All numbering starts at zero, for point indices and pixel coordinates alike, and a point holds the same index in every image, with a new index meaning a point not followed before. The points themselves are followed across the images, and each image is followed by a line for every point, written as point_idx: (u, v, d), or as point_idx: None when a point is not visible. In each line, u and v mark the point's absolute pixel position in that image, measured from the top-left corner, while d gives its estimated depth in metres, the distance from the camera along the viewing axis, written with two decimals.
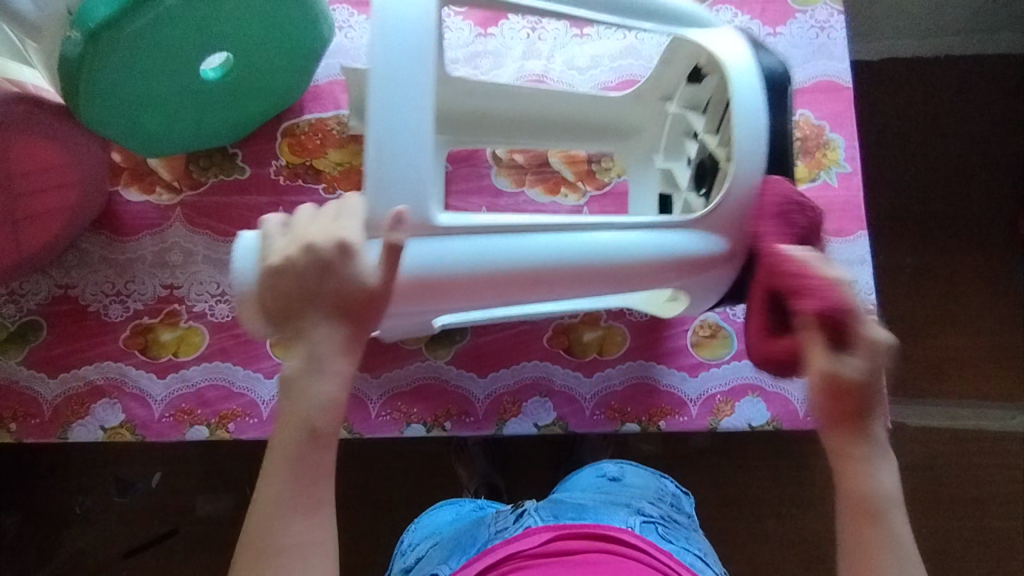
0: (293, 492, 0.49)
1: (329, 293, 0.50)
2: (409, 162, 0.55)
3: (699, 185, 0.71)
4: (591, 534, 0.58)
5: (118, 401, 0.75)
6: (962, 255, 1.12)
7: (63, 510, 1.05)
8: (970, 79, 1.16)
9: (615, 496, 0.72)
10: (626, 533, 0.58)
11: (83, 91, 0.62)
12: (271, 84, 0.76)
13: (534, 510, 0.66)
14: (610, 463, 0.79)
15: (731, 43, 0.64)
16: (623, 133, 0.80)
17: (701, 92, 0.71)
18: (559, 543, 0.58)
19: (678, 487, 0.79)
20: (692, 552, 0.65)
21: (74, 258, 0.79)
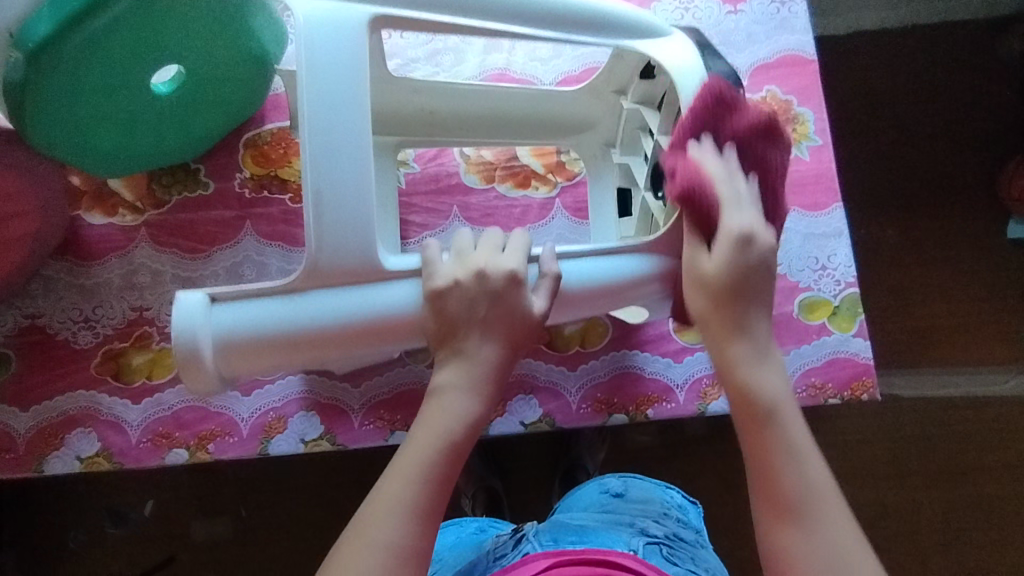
0: (407, 501, 0.48)
1: (357, 328, 0.55)
2: (350, 203, 0.53)
3: (655, 187, 0.69)
4: (593, 561, 0.54)
5: (93, 429, 0.73)
6: (944, 222, 1.12)
7: (54, 546, 1.03)
8: (940, 45, 1.16)
9: (619, 515, 0.70)
10: (627, 557, 0.55)
11: (32, 111, 0.61)
12: (226, 97, 0.75)
13: (533, 536, 0.64)
14: (614, 479, 0.78)
15: (682, 53, 0.61)
16: (578, 128, 0.79)
17: (655, 87, 0.69)
18: (557, 571, 0.54)
19: (683, 498, 0.78)
20: (699, 573, 0.62)
21: (40, 286, 0.77)
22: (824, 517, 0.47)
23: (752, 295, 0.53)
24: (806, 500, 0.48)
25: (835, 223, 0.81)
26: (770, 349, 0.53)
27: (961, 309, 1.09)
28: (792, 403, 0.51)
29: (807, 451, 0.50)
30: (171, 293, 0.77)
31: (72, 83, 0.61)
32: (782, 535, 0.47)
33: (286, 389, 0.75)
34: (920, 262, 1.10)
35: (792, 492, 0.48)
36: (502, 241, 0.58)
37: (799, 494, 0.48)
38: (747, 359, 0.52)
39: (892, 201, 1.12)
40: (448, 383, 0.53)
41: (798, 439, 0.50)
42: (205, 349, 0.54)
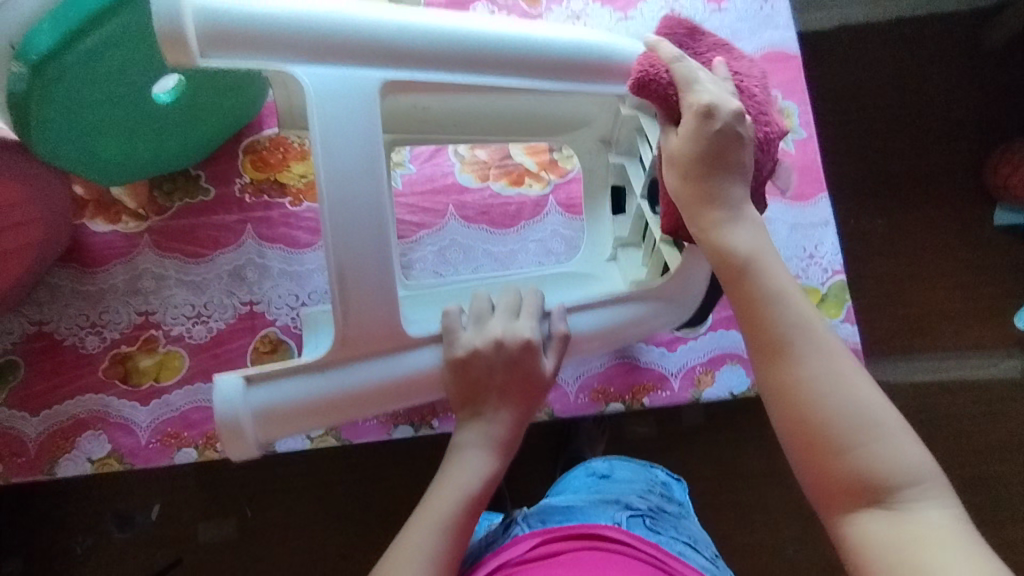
0: (432, 547, 0.54)
1: (386, 390, 0.59)
2: (377, 283, 0.55)
3: (655, 203, 0.70)
4: (579, 535, 0.58)
5: (102, 431, 0.75)
6: (929, 211, 1.14)
7: (64, 551, 1.04)
8: (922, 38, 1.19)
9: (603, 492, 0.72)
10: (610, 529, 0.59)
11: (37, 123, 0.63)
12: (226, 105, 0.77)
13: (522, 519, 0.66)
14: (599, 462, 0.80)
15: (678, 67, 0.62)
16: (573, 125, 0.76)
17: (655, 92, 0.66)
18: (546, 548, 0.57)
19: (666, 476, 0.81)
20: (683, 541, 0.67)
21: (46, 293, 0.79)
22: (814, 351, 0.51)
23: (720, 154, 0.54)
24: (794, 339, 0.51)
25: (822, 213, 0.83)
26: (744, 203, 0.55)
27: (948, 296, 1.11)
28: (769, 254, 0.54)
29: (789, 294, 0.53)
30: (176, 296, 0.79)
31: (76, 97, 0.63)
32: (781, 373, 0.51)
33: None
34: (907, 250, 1.13)
35: (781, 336, 0.52)
36: (514, 304, 0.63)
37: (788, 336, 0.52)
38: (723, 220, 0.55)
39: (878, 192, 1.15)
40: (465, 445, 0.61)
41: (779, 287, 0.53)
42: (247, 424, 0.56)
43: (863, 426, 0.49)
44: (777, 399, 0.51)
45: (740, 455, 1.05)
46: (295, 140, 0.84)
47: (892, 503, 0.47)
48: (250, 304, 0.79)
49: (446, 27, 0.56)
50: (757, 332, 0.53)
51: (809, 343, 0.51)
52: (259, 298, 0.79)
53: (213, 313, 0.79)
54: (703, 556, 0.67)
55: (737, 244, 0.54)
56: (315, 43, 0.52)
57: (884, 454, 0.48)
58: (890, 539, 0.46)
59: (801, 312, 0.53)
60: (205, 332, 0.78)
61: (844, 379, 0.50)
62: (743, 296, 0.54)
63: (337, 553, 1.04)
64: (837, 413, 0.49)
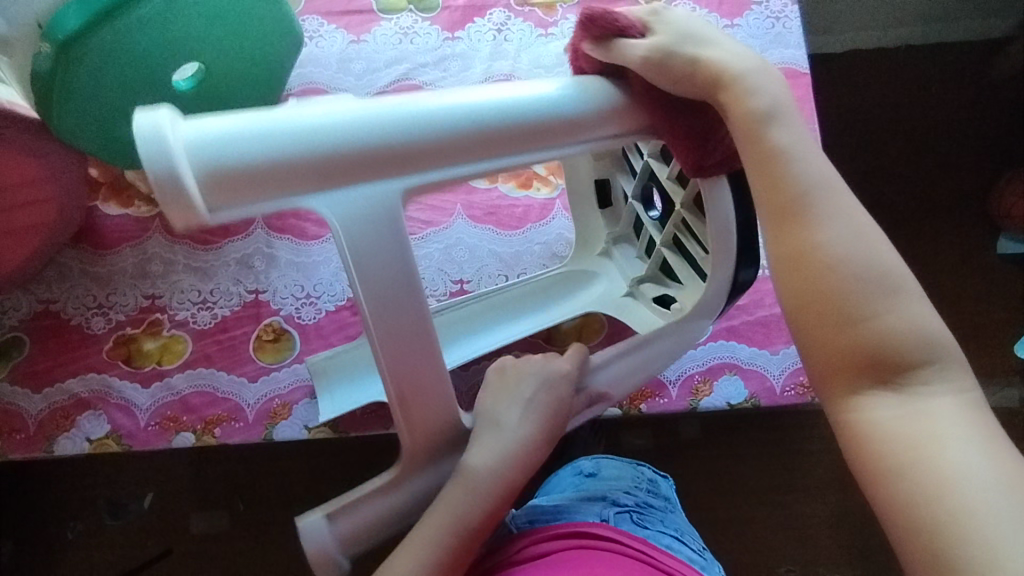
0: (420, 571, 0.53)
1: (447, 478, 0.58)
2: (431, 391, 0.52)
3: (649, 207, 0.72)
4: (564, 533, 0.58)
5: (103, 412, 0.76)
6: (932, 236, 1.15)
7: (54, 535, 1.04)
8: (931, 64, 1.20)
9: (589, 490, 0.73)
10: (596, 525, 0.59)
11: (58, 102, 0.64)
12: (238, 93, 0.78)
13: (510, 521, 0.67)
14: (586, 460, 0.81)
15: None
16: None
17: None
18: (532, 549, 0.58)
19: (654, 472, 0.81)
20: (670, 535, 0.68)
21: (56, 273, 0.80)
22: (830, 212, 0.50)
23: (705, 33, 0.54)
24: (811, 199, 0.50)
25: None
26: (752, 63, 0.53)
27: (950, 321, 1.11)
28: (785, 114, 0.52)
29: (804, 154, 0.51)
30: (183, 282, 0.80)
31: (98, 79, 0.64)
32: (796, 235, 0.50)
33: (292, 376, 0.77)
34: (910, 273, 1.13)
35: (798, 195, 0.50)
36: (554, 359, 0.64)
37: (805, 195, 0.50)
38: (734, 81, 0.52)
39: (883, 214, 1.15)
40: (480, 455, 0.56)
41: (794, 145, 0.51)
42: (334, 549, 0.55)
43: (884, 296, 0.48)
44: (790, 263, 0.50)
45: (735, 470, 1.05)
46: None
47: (905, 378, 0.47)
48: (255, 292, 0.80)
49: (443, 102, 0.47)
50: (771, 190, 0.51)
51: (825, 199, 0.50)
52: (265, 287, 0.80)
53: (219, 299, 0.79)
54: (691, 548, 0.68)
55: (754, 102, 0.51)
56: (325, 154, 0.44)
57: (898, 322, 0.47)
58: (897, 415, 0.46)
59: (814, 167, 0.51)
60: (210, 318, 0.79)
61: (864, 243, 0.49)
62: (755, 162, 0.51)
63: None
64: (857, 278, 0.48)
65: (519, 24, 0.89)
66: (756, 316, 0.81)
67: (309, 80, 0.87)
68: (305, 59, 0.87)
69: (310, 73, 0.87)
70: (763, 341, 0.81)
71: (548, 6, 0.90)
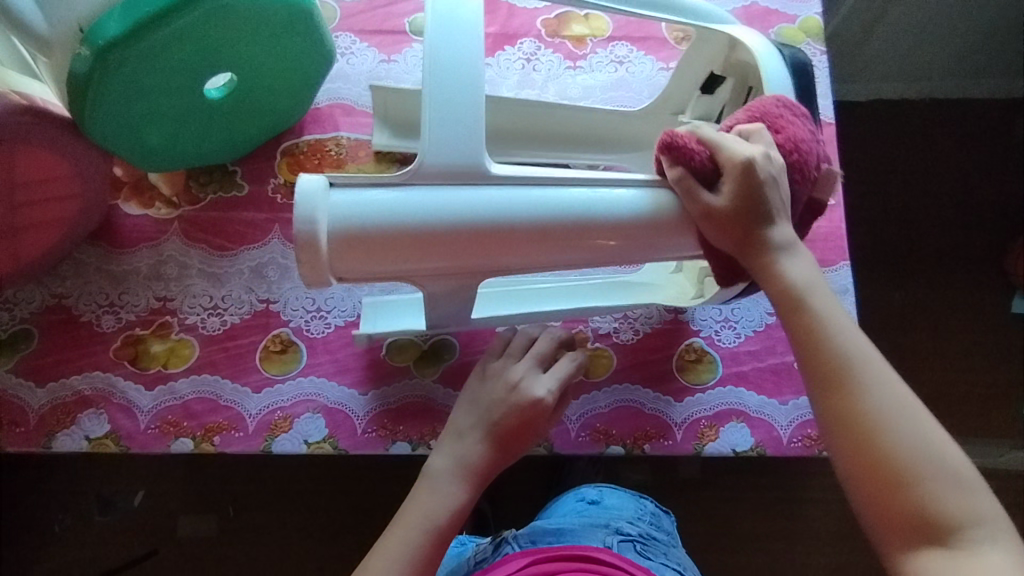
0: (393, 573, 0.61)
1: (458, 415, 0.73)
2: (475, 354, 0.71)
3: None
4: (570, 558, 0.59)
5: (104, 411, 0.75)
6: (948, 291, 1.14)
7: (42, 528, 1.04)
8: (955, 120, 1.20)
9: (590, 518, 0.73)
10: (603, 552, 0.61)
11: (92, 103, 0.65)
12: (273, 105, 0.79)
13: (513, 539, 0.68)
14: (589, 486, 0.78)
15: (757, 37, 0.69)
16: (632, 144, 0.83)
17: (713, 104, 0.77)
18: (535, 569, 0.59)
19: (656, 506, 0.79)
20: (670, 567, 0.68)
21: (70, 268, 0.80)
22: (870, 375, 0.55)
23: (768, 194, 0.56)
24: (852, 362, 0.55)
25: (841, 281, 0.83)
26: (795, 240, 0.59)
27: (960, 380, 1.10)
28: (825, 291, 0.58)
29: (845, 323, 0.57)
30: (196, 286, 0.80)
31: (132, 85, 0.65)
32: (838, 394, 0.55)
33: (296, 390, 0.77)
34: (922, 328, 1.12)
35: (839, 359, 0.56)
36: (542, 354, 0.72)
37: (846, 359, 0.55)
38: (780, 254, 0.58)
39: (897, 265, 1.15)
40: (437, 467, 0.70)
41: (835, 313, 0.57)
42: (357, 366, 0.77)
43: (929, 463, 0.53)
44: (841, 426, 0.54)
45: (733, 516, 1.03)
46: (332, 149, 0.86)
47: (951, 537, 0.51)
48: (267, 302, 0.80)
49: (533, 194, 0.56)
50: (818, 361, 0.56)
51: (869, 372, 0.55)
52: (276, 298, 0.80)
53: (230, 307, 0.79)
54: None
55: (796, 279, 0.57)
56: (417, 227, 0.54)
57: (943, 492, 0.52)
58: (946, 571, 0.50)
59: (865, 347, 0.56)
60: (219, 325, 0.79)
61: (903, 405, 0.54)
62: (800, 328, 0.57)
63: (313, 565, 1.03)
64: (894, 434, 0.53)
65: (549, 55, 0.90)
66: (767, 363, 0.81)
67: (337, 95, 0.88)
68: (335, 74, 0.89)
69: (339, 88, 0.88)
70: (772, 390, 0.79)
71: (578, 39, 0.91)
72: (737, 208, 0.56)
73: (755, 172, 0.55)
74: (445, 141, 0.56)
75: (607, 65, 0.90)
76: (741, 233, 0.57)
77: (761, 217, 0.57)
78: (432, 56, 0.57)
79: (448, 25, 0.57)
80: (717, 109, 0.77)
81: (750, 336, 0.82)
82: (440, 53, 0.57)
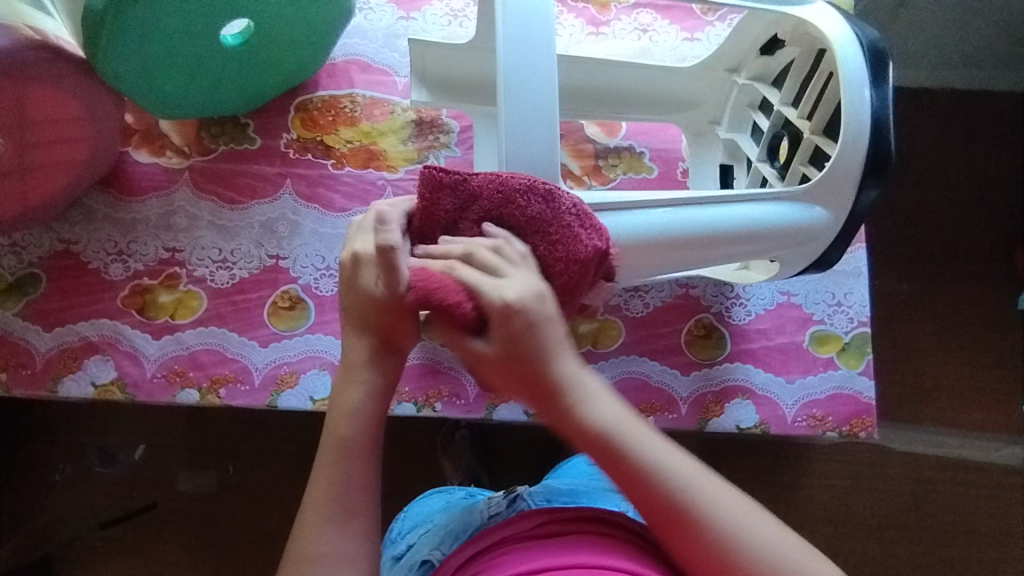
0: (337, 502, 0.50)
1: (358, 310, 0.53)
2: None
3: (773, 158, 0.76)
4: (586, 517, 0.55)
5: (111, 358, 0.75)
6: (959, 283, 1.13)
7: (42, 475, 1.04)
8: (979, 110, 1.18)
9: (605, 481, 0.70)
10: (618, 514, 0.56)
11: (106, 45, 0.63)
12: (287, 59, 0.78)
13: (527, 494, 0.66)
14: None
15: (822, 14, 0.66)
16: (685, 104, 0.84)
17: (772, 64, 0.76)
18: (551, 525, 0.55)
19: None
20: None
21: (79, 214, 0.79)
22: (711, 505, 0.47)
23: (540, 335, 0.47)
24: (694, 503, 0.47)
25: (856, 264, 0.83)
26: (582, 370, 0.50)
27: (962, 372, 1.10)
28: (634, 420, 0.49)
29: (669, 458, 0.48)
30: (205, 238, 0.79)
31: (149, 27, 0.64)
32: (683, 540, 0.47)
33: (303, 346, 0.76)
34: (929, 319, 1.11)
35: (671, 503, 0.47)
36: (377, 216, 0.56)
37: (679, 502, 0.47)
38: (575, 400, 0.48)
39: (910, 255, 1.13)
40: (347, 409, 0.52)
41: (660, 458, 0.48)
42: None
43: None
44: (685, 560, 0.47)
45: None
46: (346, 106, 0.84)
47: None
48: (276, 258, 0.79)
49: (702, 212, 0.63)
50: (644, 505, 0.48)
51: (701, 501, 0.47)
52: (287, 254, 0.79)
53: (239, 260, 0.79)
54: None
55: (601, 419, 0.48)
56: None
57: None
58: None
59: (659, 477, 0.47)
60: (228, 278, 0.78)
61: (751, 532, 0.46)
62: (566, 426, 0.49)
63: None
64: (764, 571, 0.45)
65: (571, 19, 0.88)
66: (776, 342, 0.80)
67: (353, 52, 0.86)
68: (353, 30, 0.87)
69: (356, 45, 0.86)
70: (780, 369, 0.79)
71: (603, 5, 0.89)
72: (499, 352, 0.48)
73: (523, 312, 0.47)
74: (522, 165, 0.56)
75: (629, 33, 0.88)
76: (521, 379, 0.48)
77: (540, 359, 0.48)
78: (506, 77, 0.56)
79: (524, 43, 0.57)
80: (777, 69, 0.76)
81: (761, 314, 0.81)
82: (514, 71, 0.56)
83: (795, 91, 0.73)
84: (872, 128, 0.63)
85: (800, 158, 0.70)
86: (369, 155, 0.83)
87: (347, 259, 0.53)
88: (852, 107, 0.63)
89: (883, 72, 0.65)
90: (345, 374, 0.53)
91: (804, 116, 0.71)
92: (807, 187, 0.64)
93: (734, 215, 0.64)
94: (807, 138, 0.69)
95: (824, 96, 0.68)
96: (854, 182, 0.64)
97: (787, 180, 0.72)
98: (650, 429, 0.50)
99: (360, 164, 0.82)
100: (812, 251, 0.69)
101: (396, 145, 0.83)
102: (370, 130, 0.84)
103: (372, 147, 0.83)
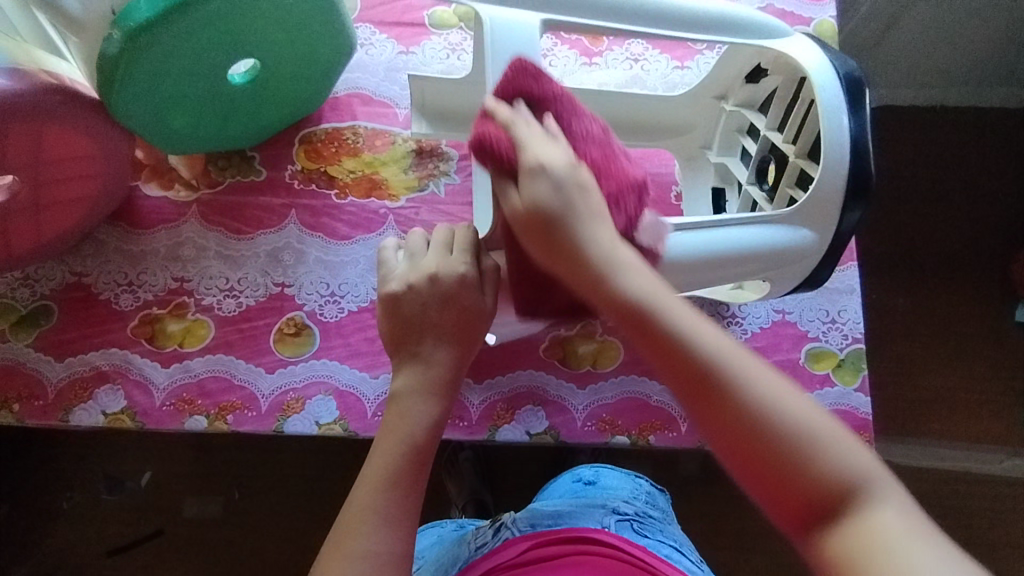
0: (387, 501, 0.50)
1: (444, 321, 0.57)
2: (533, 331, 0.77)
3: (761, 180, 0.78)
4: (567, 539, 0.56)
5: (120, 387, 0.77)
6: (954, 297, 1.14)
7: (51, 503, 1.05)
8: (968, 128, 1.21)
9: (589, 497, 0.71)
10: (600, 532, 0.57)
11: (119, 84, 0.66)
12: (291, 94, 0.81)
13: (511, 522, 0.66)
14: (586, 468, 0.78)
15: (799, 46, 0.69)
16: (677, 131, 0.86)
17: (758, 91, 0.79)
18: (536, 551, 0.56)
19: (653, 487, 0.78)
20: (669, 546, 0.66)
21: (90, 247, 0.82)
22: (742, 373, 0.45)
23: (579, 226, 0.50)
24: (721, 368, 0.45)
25: (848, 281, 0.85)
26: (615, 249, 0.50)
27: (961, 386, 1.11)
28: (668, 295, 0.48)
29: (697, 328, 0.46)
30: (212, 268, 0.81)
31: (159, 67, 0.66)
32: (715, 408, 0.44)
33: (308, 371, 0.78)
34: (926, 333, 1.12)
35: (702, 366, 0.45)
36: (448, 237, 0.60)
37: (709, 365, 0.45)
38: (609, 270, 0.49)
39: (904, 270, 1.15)
40: (408, 413, 0.54)
41: (687, 319, 0.47)
42: None
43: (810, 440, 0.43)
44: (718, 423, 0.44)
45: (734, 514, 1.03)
46: (349, 137, 0.87)
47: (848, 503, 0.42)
48: (282, 286, 0.81)
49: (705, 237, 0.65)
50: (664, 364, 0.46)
51: (729, 362, 0.45)
52: (292, 281, 0.81)
53: (245, 289, 0.81)
54: (692, 561, 0.66)
55: (632, 289, 0.48)
56: None
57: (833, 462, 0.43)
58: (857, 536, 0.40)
59: (670, 336, 0.46)
60: (235, 306, 0.80)
61: (780, 401, 0.44)
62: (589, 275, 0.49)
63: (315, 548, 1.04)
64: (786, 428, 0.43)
65: (564, 51, 0.91)
66: (773, 360, 0.82)
67: (354, 86, 0.89)
68: (355, 65, 0.90)
69: (357, 79, 0.90)
70: None
71: (594, 36, 0.92)
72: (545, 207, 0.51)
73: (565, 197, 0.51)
74: None
75: (622, 62, 0.91)
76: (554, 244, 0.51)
77: (569, 220, 0.50)
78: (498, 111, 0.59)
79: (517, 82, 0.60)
80: (762, 96, 0.79)
81: (756, 333, 0.83)
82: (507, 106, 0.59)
83: (780, 117, 0.75)
84: (852, 152, 0.66)
85: (787, 180, 0.72)
86: (372, 185, 0.85)
87: (427, 276, 0.58)
88: (831, 133, 0.65)
89: (860, 98, 0.67)
90: (412, 384, 0.55)
91: (789, 140, 0.73)
92: (792, 210, 0.66)
93: (730, 237, 0.66)
94: (793, 162, 0.71)
95: (807, 120, 0.70)
96: (838, 205, 0.67)
97: (776, 203, 0.74)
98: (688, 307, 0.48)
99: (363, 194, 0.85)
100: (796, 274, 0.71)
101: (397, 174, 0.86)
102: (372, 160, 0.86)
103: (374, 176, 0.86)
